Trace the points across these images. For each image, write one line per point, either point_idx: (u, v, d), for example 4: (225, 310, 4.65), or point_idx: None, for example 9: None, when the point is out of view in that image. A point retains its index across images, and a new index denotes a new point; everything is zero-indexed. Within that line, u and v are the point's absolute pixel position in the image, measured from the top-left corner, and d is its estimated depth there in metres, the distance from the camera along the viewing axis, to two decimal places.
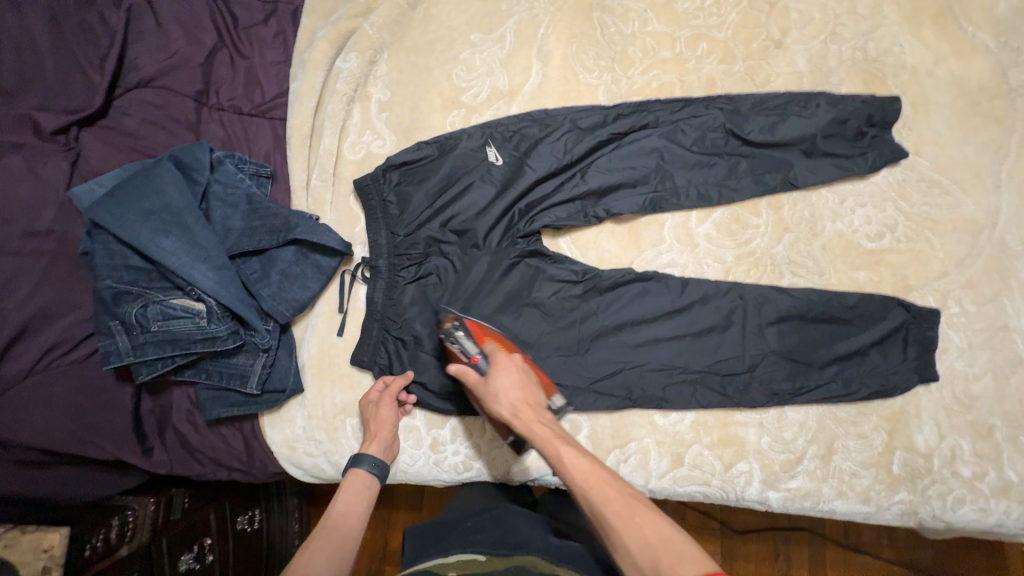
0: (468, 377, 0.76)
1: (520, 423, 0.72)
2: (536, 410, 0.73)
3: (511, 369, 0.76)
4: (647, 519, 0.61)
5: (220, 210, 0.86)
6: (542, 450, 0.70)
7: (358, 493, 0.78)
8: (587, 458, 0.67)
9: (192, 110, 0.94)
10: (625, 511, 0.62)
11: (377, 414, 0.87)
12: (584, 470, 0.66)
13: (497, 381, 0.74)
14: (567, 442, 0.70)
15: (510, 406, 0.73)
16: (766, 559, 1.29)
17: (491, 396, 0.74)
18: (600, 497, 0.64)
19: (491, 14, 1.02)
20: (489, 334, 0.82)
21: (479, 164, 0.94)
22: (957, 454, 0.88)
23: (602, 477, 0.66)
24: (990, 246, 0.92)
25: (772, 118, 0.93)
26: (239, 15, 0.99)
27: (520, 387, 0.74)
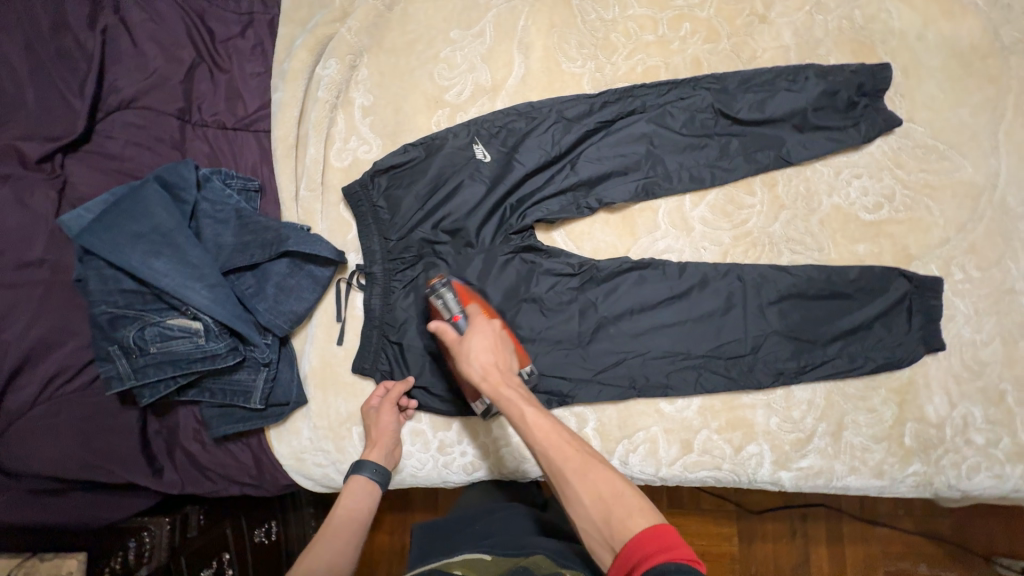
0: (446, 335, 0.77)
1: (487, 385, 0.72)
2: (506, 373, 0.73)
3: (486, 333, 0.75)
4: (600, 475, 0.63)
5: (210, 227, 0.86)
6: (507, 411, 0.70)
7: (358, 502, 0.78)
8: (550, 419, 0.68)
9: (176, 129, 0.94)
10: (581, 467, 0.64)
11: (378, 421, 0.87)
12: (547, 430, 0.67)
13: (470, 342, 0.74)
14: (533, 404, 0.70)
15: (482, 368, 0.73)
16: (784, 537, 1.29)
17: (464, 357, 0.74)
18: (558, 455, 0.65)
19: (469, 9, 1.01)
20: (472, 299, 0.82)
21: (467, 162, 0.93)
22: (970, 422, 0.87)
23: (563, 436, 0.67)
24: (991, 209, 0.91)
25: (760, 94, 0.91)
26: (216, 29, 0.98)
27: (492, 351, 0.74)
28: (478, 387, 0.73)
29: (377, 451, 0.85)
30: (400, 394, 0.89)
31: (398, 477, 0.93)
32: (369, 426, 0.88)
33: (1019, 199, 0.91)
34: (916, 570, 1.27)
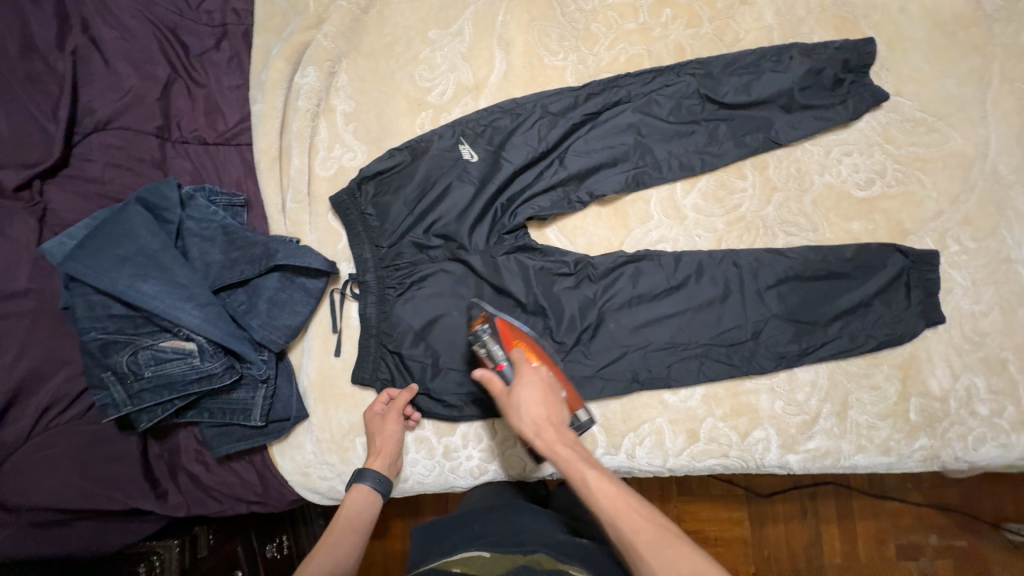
0: (493, 386, 0.75)
1: (542, 443, 0.70)
2: (560, 429, 0.71)
3: (535, 383, 0.74)
4: (677, 550, 0.58)
5: (197, 246, 0.84)
6: (566, 472, 0.67)
7: (357, 508, 0.77)
8: (615, 483, 0.65)
9: (156, 148, 0.92)
10: (654, 540, 0.59)
11: (384, 429, 0.85)
12: (611, 495, 0.63)
13: (520, 395, 0.73)
14: (593, 464, 0.67)
15: (533, 423, 0.71)
16: (795, 518, 1.29)
17: (514, 411, 0.72)
18: (626, 525, 0.61)
19: (446, 8, 0.99)
20: (517, 342, 0.80)
21: (454, 164, 0.91)
22: (973, 393, 0.86)
23: (630, 502, 0.63)
24: (983, 179, 0.90)
25: (746, 77, 0.90)
26: (190, 43, 0.96)
27: (542, 403, 0.72)
28: (532, 444, 0.71)
29: (382, 460, 0.84)
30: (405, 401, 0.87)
31: (404, 485, 0.92)
32: (372, 435, 0.86)
33: (1011, 167, 0.90)
34: (928, 542, 1.27)
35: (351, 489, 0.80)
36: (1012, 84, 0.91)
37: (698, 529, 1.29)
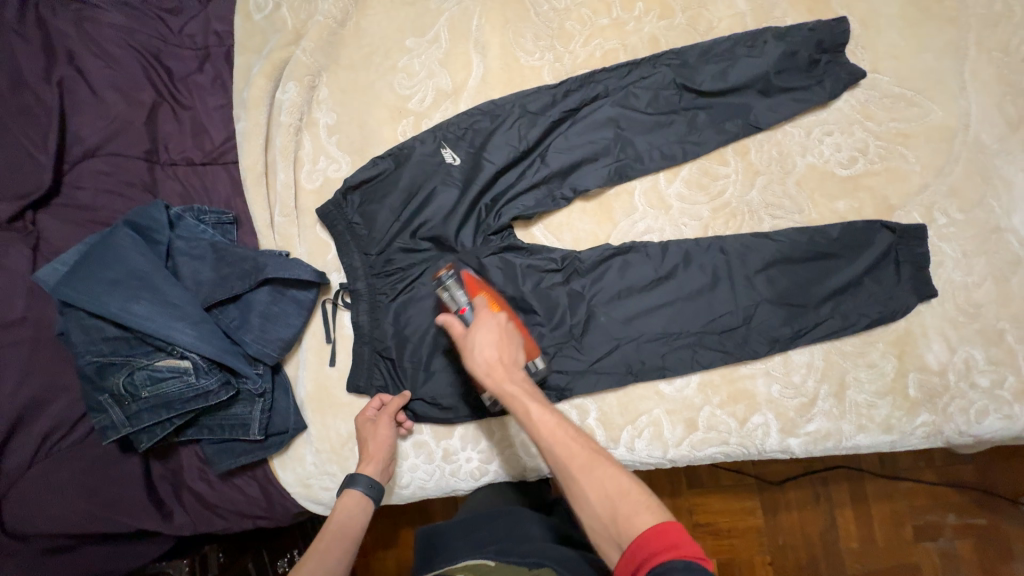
0: (453, 329, 0.77)
1: (492, 382, 0.72)
2: (511, 369, 0.73)
3: (491, 327, 0.75)
4: (606, 473, 0.62)
5: (188, 265, 0.86)
6: (513, 408, 0.70)
7: (347, 518, 0.77)
8: (555, 416, 0.68)
9: (145, 171, 0.94)
10: (587, 465, 0.63)
11: (377, 434, 0.86)
12: (552, 427, 0.67)
13: (474, 337, 0.75)
14: (538, 400, 0.70)
15: (485, 364, 0.73)
16: (807, 504, 1.27)
17: (468, 352, 0.74)
18: (563, 451, 0.65)
19: (421, 16, 1.01)
20: (480, 288, 0.81)
21: (437, 168, 0.92)
22: (971, 365, 0.86)
23: (568, 432, 0.66)
24: (967, 149, 0.90)
25: (721, 64, 0.91)
26: (172, 66, 0.98)
27: (495, 346, 0.74)
28: (484, 384, 0.74)
29: (376, 465, 0.84)
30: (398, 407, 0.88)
31: (407, 491, 0.92)
32: (363, 441, 0.86)
33: (994, 136, 0.90)
34: (943, 520, 1.26)
35: (341, 498, 0.80)
36: (989, 53, 0.91)
37: (709, 521, 1.28)
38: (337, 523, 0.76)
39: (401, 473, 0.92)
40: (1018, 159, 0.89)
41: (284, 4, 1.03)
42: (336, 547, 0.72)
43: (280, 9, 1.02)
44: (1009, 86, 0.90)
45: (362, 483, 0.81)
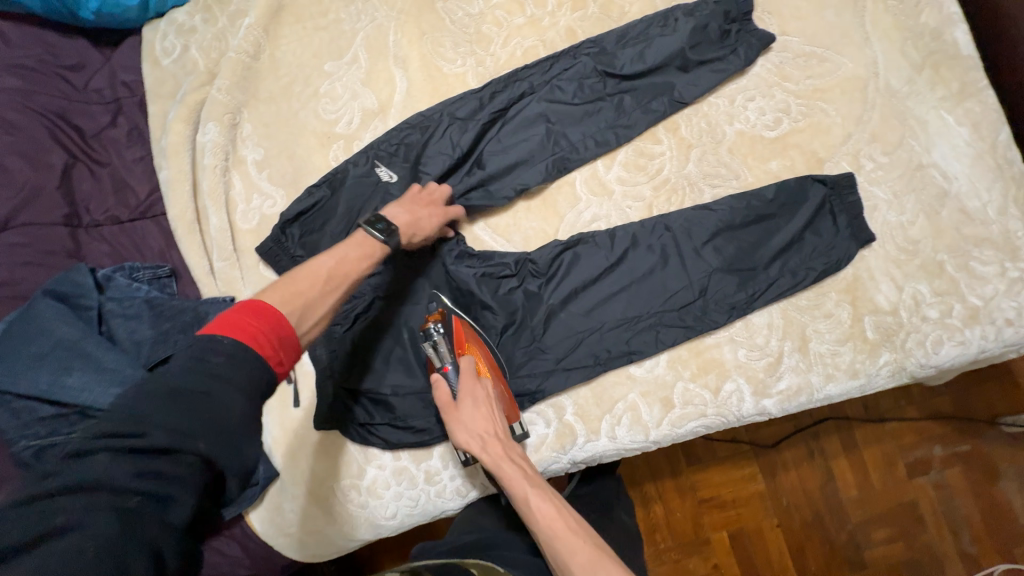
0: (441, 394, 0.80)
1: (487, 459, 0.75)
2: (504, 445, 0.76)
3: (481, 400, 0.79)
4: (610, 572, 0.62)
5: (123, 326, 0.81)
6: (510, 489, 0.73)
7: (358, 268, 0.72)
8: (554, 504, 0.70)
9: (68, 237, 0.87)
10: (590, 562, 0.63)
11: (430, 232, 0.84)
12: (550, 516, 0.68)
13: (466, 411, 0.78)
14: (534, 483, 0.72)
15: (479, 441, 0.76)
16: (804, 462, 1.29)
17: (460, 425, 0.77)
18: (563, 546, 0.66)
19: (337, 39, 0.99)
20: (470, 346, 0.84)
21: (375, 188, 0.90)
22: (920, 300, 0.88)
23: (568, 522, 0.68)
24: (880, 95, 0.94)
25: (637, 47, 0.92)
26: (81, 123, 0.93)
27: (487, 422, 0.77)
28: (478, 458, 0.76)
29: (414, 245, 0.83)
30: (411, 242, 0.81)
31: (395, 522, 0.89)
32: (417, 221, 0.81)
33: (902, 79, 0.94)
34: (932, 454, 1.29)
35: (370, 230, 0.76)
36: (884, 3, 0.96)
37: (713, 495, 1.28)
38: (344, 264, 0.71)
39: (385, 504, 0.89)
40: (927, 98, 0.93)
41: (193, 45, 1.00)
42: (312, 279, 0.67)
43: (189, 51, 1.00)
44: (908, 31, 0.95)
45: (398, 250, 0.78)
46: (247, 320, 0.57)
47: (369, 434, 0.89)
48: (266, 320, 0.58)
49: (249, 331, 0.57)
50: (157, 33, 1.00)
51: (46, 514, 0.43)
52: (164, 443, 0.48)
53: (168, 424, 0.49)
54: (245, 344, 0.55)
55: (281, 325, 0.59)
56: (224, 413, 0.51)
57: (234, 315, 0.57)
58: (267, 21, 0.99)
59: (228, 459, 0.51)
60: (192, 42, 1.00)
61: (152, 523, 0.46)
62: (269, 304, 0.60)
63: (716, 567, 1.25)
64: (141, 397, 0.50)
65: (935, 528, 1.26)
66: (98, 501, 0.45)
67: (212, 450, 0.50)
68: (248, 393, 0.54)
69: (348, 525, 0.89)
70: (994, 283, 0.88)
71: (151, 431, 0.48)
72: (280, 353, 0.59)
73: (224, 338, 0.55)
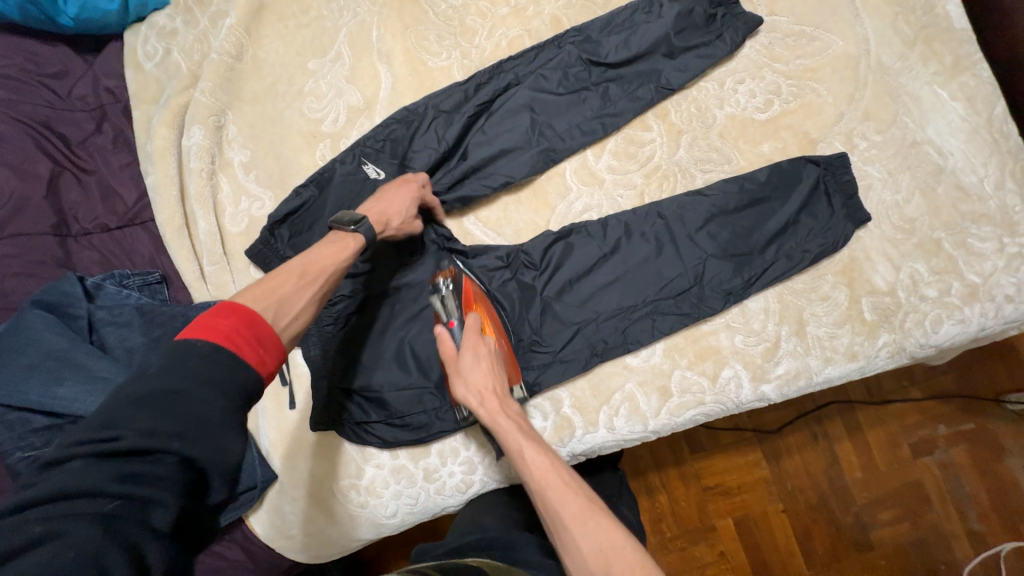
0: (444, 343, 0.77)
1: (485, 412, 0.71)
2: (503, 400, 0.73)
3: (482, 353, 0.75)
4: (602, 525, 0.60)
5: (115, 333, 0.81)
6: (505, 442, 0.69)
7: (334, 262, 0.72)
8: (549, 458, 0.67)
9: (57, 246, 0.86)
10: (583, 515, 0.61)
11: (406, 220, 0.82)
12: (544, 469, 0.66)
13: (466, 361, 0.74)
14: (532, 438, 0.70)
15: (477, 393, 0.72)
16: (808, 446, 1.28)
17: (459, 375, 0.74)
18: (556, 498, 0.63)
19: (319, 36, 0.98)
20: (475, 305, 0.81)
21: (362, 185, 0.89)
22: (917, 279, 0.87)
23: (563, 476, 0.65)
24: (872, 73, 0.92)
25: (623, 33, 0.91)
26: (66, 131, 0.91)
27: (488, 375, 0.74)
28: (475, 412, 0.73)
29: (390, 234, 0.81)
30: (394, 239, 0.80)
31: (396, 520, 0.89)
32: (386, 209, 0.80)
33: (894, 56, 0.92)
34: (936, 434, 1.28)
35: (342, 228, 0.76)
36: None
37: (718, 482, 1.27)
38: (319, 261, 0.71)
39: (385, 502, 0.89)
40: (920, 74, 0.92)
41: (175, 48, 0.99)
42: (286, 277, 0.66)
43: (171, 54, 0.99)
44: (899, 6, 0.93)
45: (372, 238, 0.77)
46: (221, 321, 0.57)
47: (367, 434, 0.88)
48: (240, 319, 0.58)
49: (223, 332, 0.56)
50: (137, 37, 0.99)
51: (26, 526, 0.43)
52: (141, 446, 0.48)
53: (143, 425, 0.49)
54: (219, 345, 0.55)
55: (257, 323, 0.59)
56: (201, 412, 0.51)
57: (207, 318, 0.57)
58: (247, 20, 0.98)
59: (209, 457, 0.51)
60: (174, 46, 0.99)
61: (134, 524, 0.46)
62: (240, 303, 0.59)
63: (723, 554, 1.25)
64: (115, 404, 0.50)
65: (942, 508, 1.26)
66: (76, 508, 0.45)
67: (191, 449, 0.50)
68: (226, 392, 0.54)
69: (349, 525, 0.89)
70: (992, 260, 0.86)
71: (126, 435, 0.48)
72: (262, 351, 0.58)
73: (197, 341, 0.54)
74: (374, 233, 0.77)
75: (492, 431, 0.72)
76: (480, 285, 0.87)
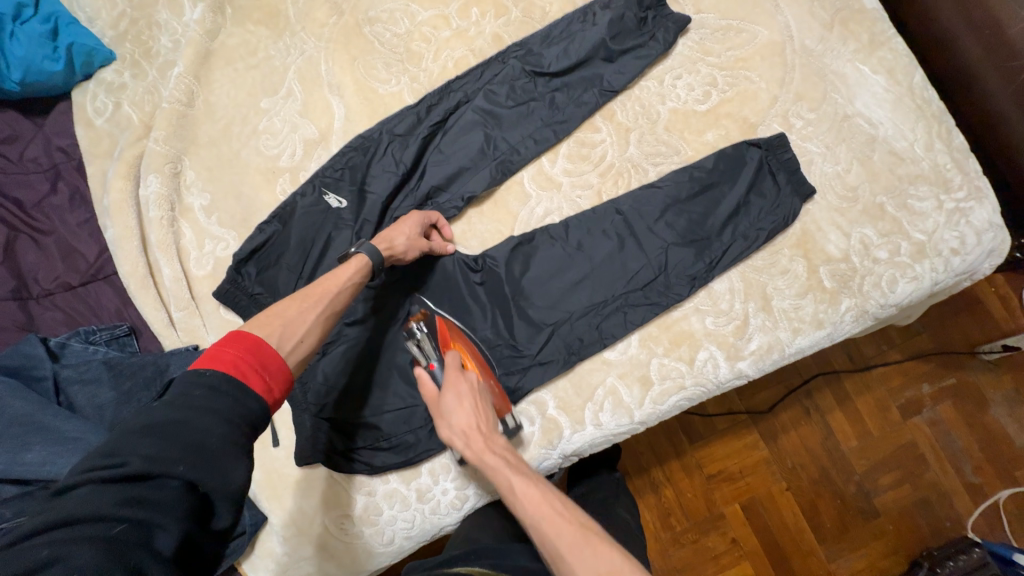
0: (424, 385, 0.77)
1: (472, 453, 0.71)
2: (488, 436, 0.72)
3: (463, 392, 0.74)
4: (599, 551, 0.59)
5: (83, 392, 0.79)
6: (495, 480, 0.69)
7: (338, 282, 0.73)
8: (539, 488, 0.67)
9: (17, 310, 0.86)
10: (578, 543, 0.60)
11: (413, 237, 0.84)
12: (536, 500, 0.65)
13: (448, 403, 0.74)
14: (521, 471, 0.69)
15: (462, 434, 0.72)
16: (800, 421, 1.30)
17: (442, 416, 0.74)
18: (550, 528, 0.62)
19: (269, 75, 1.00)
20: (453, 342, 0.81)
21: (326, 215, 0.91)
22: (868, 243, 0.91)
23: (555, 506, 0.64)
24: (798, 56, 0.98)
25: (561, 44, 0.95)
26: (20, 195, 0.91)
27: (470, 413, 0.73)
28: (462, 453, 0.73)
29: (393, 255, 0.82)
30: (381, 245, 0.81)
31: (394, 546, 0.87)
32: (392, 231, 0.83)
33: (816, 39, 0.98)
34: (920, 392, 1.32)
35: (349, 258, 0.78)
36: None
37: (720, 469, 1.28)
38: (316, 286, 0.72)
39: (381, 530, 0.87)
40: (842, 53, 0.98)
41: (125, 102, 1.00)
42: (297, 298, 0.70)
43: (121, 108, 0.99)
44: None
45: (376, 258, 0.78)
46: (233, 350, 0.59)
47: (355, 462, 0.87)
48: (245, 347, 0.60)
49: (233, 360, 0.58)
50: (86, 95, 0.99)
51: (30, 551, 0.41)
52: (144, 471, 0.48)
53: (147, 451, 0.49)
54: (226, 371, 0.57)
55: (262, 351, 0.61)
56: (204, 437, 0.52)
57: (214, 349, 0.59)
58: (197, 67, 1.00)
59: (212, 480, 0.51)
60: (123, 99, 1.00)
61: (139, 548, 0.44)
62: (247, 332, 0.62)
63: (735, 541, 1.25)
64: (119, 436, 0.51)
65: (938, 465, 1.28)
66: (81, 533, 0.43)
67: (195, 473, 0.50)
68: (228, 419, 0.54)
69: (347, 558, 0.87)
70: (933, 217, 0.91)
71: (132, 460, 0.48)
72: (268, 379, 0.60)
73: (206, 370, 0.57)
74: (379, 251, 0.79)
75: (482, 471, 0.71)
76: (454, 322, 0.87)
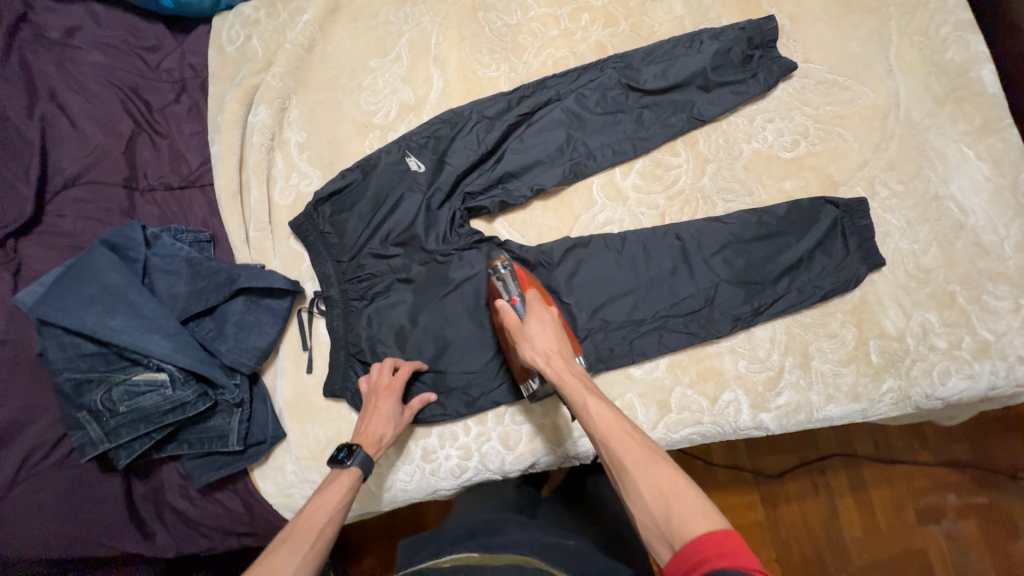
0: (508, 317, 0.80)
1: (550, 371, 0.73)
2: (568, 362, 0.75)
3: (546, 321, 0.78)
4: (662, 470, 0.61)
5: (164, 280, 0.89)
6: (569, 398, 0.71)
7: (324, 512, 0.71)
8: (613, 412, 0.67)
9: (124, 197, 0.96)
10: (643, 460, 0.62)
11: (396, 421, 0.85)
12: (607, 420, 0.66)
13: (532, 327, 0.77)
14: (594, 394, 0.70)
15: (543, 354, 0.75)
16: (807, 493, 1.26)
17: (526, 341, 0.76)
18: (618, 446, 0.64)
19: (383, 39, 1.08)
20: (533, 286, 0.86)
21: (403, 176, 0.97)
22: (928, 328, 0.88)
23: (624, 428, 0.66)
24: (900, 125, 0.95)
25: (662, 64, 0.97)
26: (150, 98, 1.03)
27: (553, 338, 0.76)
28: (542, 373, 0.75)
29: (383, 448, 0.83)
30: (371, 447, 0.81)
31: (388, 494, 0.92)
32: (377, 424, 0.83)
33: (923, 112, 0.96)
34: (946, 502, 1.25)
35: (339, 471, 0.77)
36: (911, 38, 0.98)
37: None
38: (303, 522, 0.69)
39: (381, 475, 0.92)
40: (948, 131, 0.95)
41: (255, 36, 1.09)
42: (287, 540, 0.66)
43: (250, 40, 1.09)
44: (933, 66, 0.97)
45: (370, 465, 0.78)
46: None
47: None
48: None
49: None
50: (224, 23, 1.10)
51: None
52: None
53: None
54: None
55: None
56: None
57: None
58: (323, 18, 1.09)
59: None
60: (254, 33, 1.09)
61: None
62: None
63: None
64: None
65: None
66: None
67: None
68: None
69: None
70: (1007, 319, 0.87)
71: None
72: None
73: None
74: (371, 459, 0.79)
75: (557, 391, 0.73)
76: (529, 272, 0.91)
